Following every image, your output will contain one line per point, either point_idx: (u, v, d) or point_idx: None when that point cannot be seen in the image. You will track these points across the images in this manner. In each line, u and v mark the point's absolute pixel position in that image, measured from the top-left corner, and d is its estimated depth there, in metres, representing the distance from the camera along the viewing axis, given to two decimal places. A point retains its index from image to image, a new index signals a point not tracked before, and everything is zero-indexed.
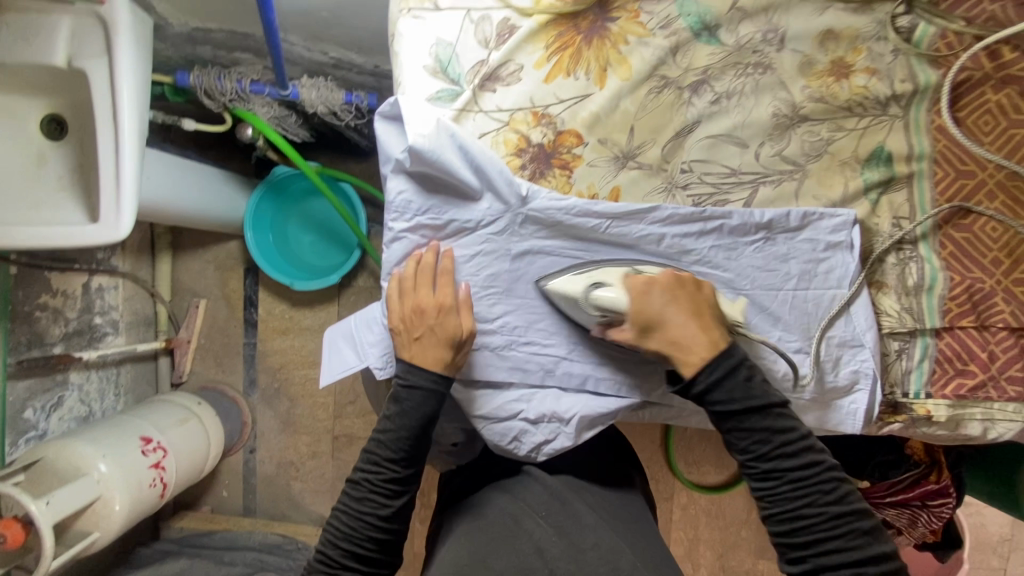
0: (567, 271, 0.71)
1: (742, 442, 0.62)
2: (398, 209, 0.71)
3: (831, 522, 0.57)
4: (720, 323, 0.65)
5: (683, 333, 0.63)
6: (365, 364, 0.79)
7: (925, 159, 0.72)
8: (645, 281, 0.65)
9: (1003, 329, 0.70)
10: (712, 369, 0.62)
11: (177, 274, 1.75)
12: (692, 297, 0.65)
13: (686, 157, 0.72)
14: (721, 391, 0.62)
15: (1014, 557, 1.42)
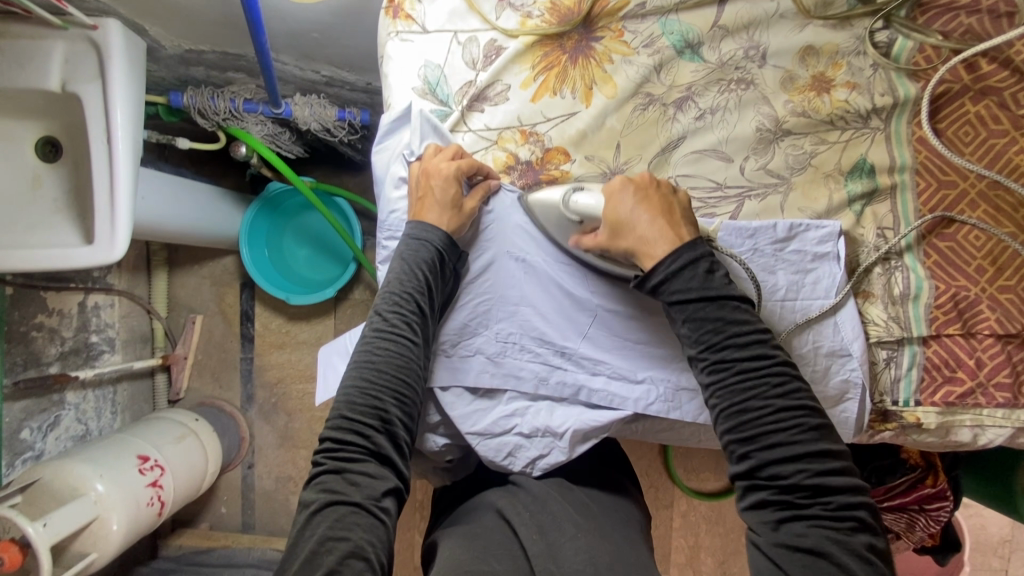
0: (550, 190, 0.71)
1: (695, 333, 0.59)
2: (391, 229, 0.73)
3: (780, 417, 0.55)
4: (687, 220, 0.63)
5: (648, 233, 0.62)
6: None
7: (907, 170, 0.73)
8: (621, 183, 0.64)
9: (990, 335, 0.71)
10: (671, 262, 0.60)
11: (173, 290, 1.76)
12: (662, 197, 0.63)
13: (672, 172, 0.73)
14: (679, 282, 0.60)
15: (1015, 558, 1.42)
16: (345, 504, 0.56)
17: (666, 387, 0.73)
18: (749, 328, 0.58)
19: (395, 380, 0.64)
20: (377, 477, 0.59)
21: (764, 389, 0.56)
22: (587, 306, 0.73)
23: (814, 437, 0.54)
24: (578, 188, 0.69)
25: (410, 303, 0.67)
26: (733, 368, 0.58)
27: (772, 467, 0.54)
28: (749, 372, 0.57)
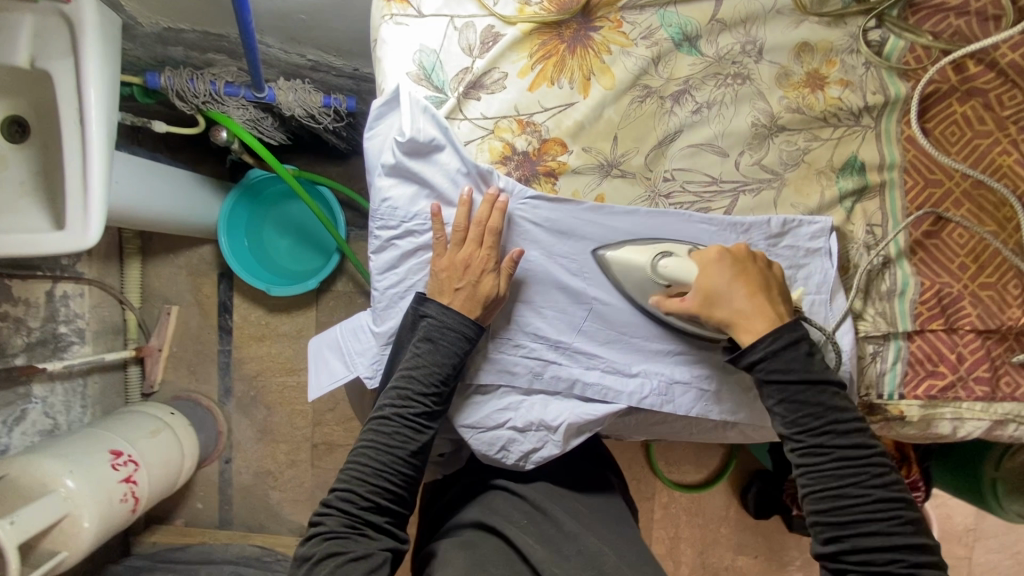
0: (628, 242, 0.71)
1: (791, 415, 0.60)
2: (383, 217, 0.70)
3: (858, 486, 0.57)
4: (783, 299, 0.65)
5: (744, 307, 0.62)
6: (351, 372, 0.76)
7: (896, 168, 0.75)
8: (716, 253, 0.65)
9: (971, 331, 0.74)
10: (770, 342, 0.60)
11: (147, 280, 1.70)
12: (756, 271, 0.65)
13: (668, 165, 0.73)
14: (778, 362, 0.60)
15: (979, 546, 1.46)
16: (345, 557, 0.61)
17: (660, 380, 0.74)
18: (850, 418, 0.59)
19: (408, 464, 0.67)
20: (378, 541, 0.64)
21: (863, 479, 0.57)
22: (585, 299, 0.72)
23: (910, 532, 0.55)
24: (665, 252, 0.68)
25: (433, 377, 0.68)
26: (832, 456, 0.58)
27: (864, 556, 0.55)
28: (846, 462, 0.58)
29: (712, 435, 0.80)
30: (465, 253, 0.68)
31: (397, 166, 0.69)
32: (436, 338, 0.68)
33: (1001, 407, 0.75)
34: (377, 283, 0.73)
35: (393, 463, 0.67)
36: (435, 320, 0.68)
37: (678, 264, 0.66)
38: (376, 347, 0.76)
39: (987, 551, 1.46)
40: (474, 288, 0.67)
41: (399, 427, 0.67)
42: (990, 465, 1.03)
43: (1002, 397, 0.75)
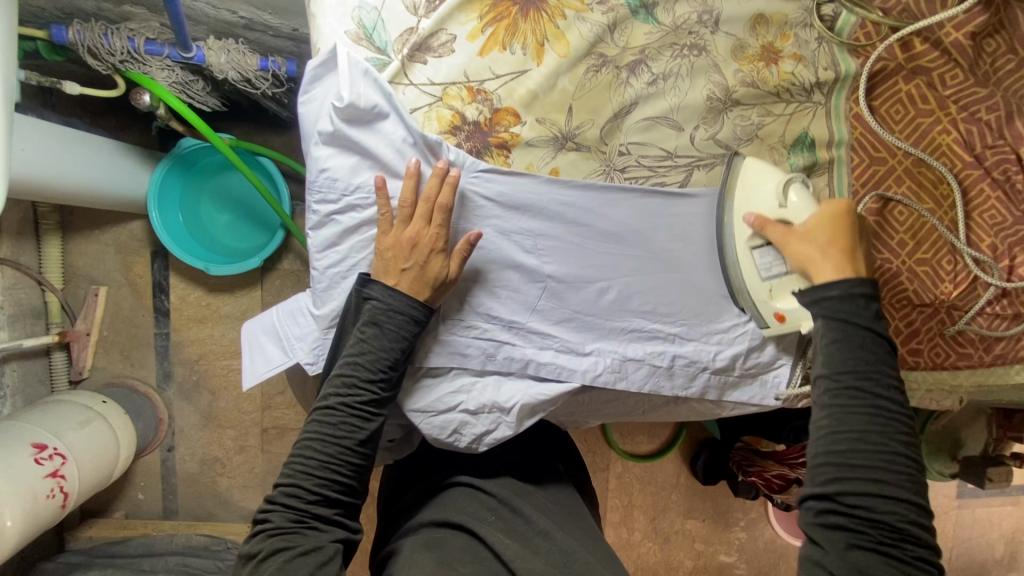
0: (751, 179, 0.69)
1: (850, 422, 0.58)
2: (321, 189, 0.65)
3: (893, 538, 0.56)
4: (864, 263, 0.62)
5: (833, 256, 0.61)
6: (289, 359, 0.71)
7: (844, 146, 0.76)
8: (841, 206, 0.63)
9: (906, 305, 0.77)
10: (847, 287, 0.59)
11: (69, 258, 1.56)
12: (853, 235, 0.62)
13: (623, 139, 0.71)
14: (847, 347, 0.58)
15: None
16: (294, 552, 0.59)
17: (614, 359, 0.73)
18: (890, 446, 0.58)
19: (356, 454, 0.65)
20: (328, 532, 0.62)
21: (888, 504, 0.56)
22: (540, 277, 0.70)
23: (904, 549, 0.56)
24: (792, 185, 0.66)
25: (379, 363, 0.65)
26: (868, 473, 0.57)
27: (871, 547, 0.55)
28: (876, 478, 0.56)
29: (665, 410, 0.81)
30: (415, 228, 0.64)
31: (336, 134, 0.64)
32: (382, 321, 0.64)
33: (932, 376, 0.80)
34: (316, 262, 0.68)
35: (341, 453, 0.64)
36: (379, 303, 0.64)
37: (805, 195, 0.64)
38: (316, 332, 0.72)
39: None
40: (424, 269, 0.63)
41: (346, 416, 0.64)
42: None
43: (932, 366, 0.80)
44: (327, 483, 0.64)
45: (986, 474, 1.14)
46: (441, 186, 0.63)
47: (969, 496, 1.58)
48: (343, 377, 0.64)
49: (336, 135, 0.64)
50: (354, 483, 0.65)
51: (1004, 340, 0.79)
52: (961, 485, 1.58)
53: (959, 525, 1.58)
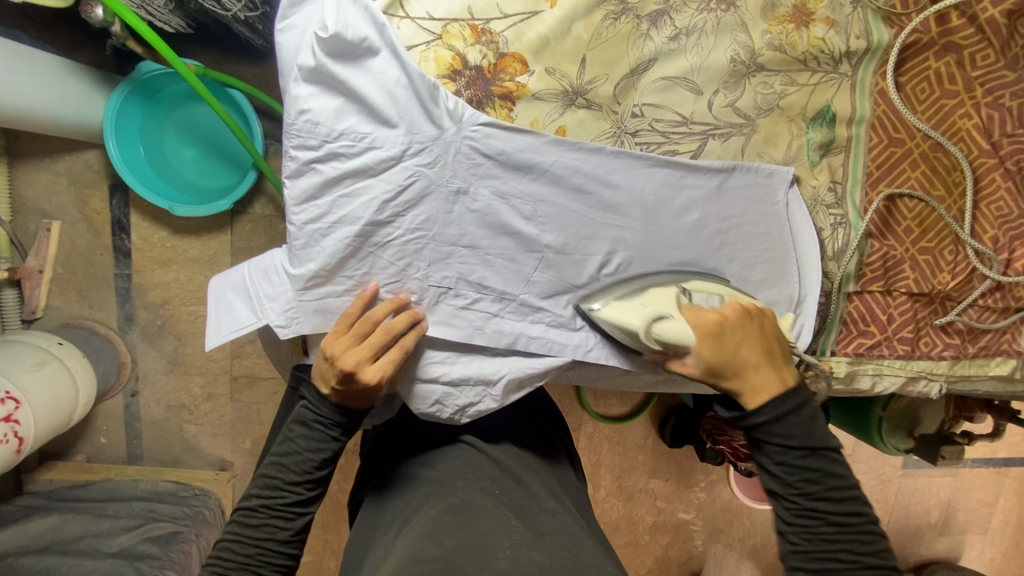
0: (614, 290, 0.67)
1: (789, 477, 0.58)
2: (300, 132, 0.57)
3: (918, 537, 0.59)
4: (784, 357, 0.62)
5: (754, 377, 0.60)
6: (257, 321, 0.64)
7: (864, 124, 0.72)
8: (715, 320, 0.61)
9: (903, 293, 0.76)
10: (776, 404, 0.59)
11: (17, 188, 1.45)
12: (758, 330, 0.62)
13: (638, 99, 0.65)
14: (780, 426, 0.59)
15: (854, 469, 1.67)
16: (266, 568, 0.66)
17: (608, 335, 0.70)
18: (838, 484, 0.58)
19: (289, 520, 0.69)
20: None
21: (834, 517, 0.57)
22: (537, 245, 0.65)
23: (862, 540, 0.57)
24: (657, 314, 0.63)
25: (314, 445, 0.70)
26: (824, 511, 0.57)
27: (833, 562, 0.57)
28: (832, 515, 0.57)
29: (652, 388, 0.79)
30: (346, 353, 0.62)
31: (319, 69, 0.56)
32: (315, 421, 0.70)
33: (917, 365, 0.80)
34: (293, 216, 0.60)
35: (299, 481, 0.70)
36: (309, 404, 0.70)
37: (671, 330, 0.61)
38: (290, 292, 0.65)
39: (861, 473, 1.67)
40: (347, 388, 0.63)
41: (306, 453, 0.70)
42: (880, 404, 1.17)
43: (920, 355, 0.79)
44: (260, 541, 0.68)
45: (940, 452, 1.21)
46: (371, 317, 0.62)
47: (914, 466, 1.67)
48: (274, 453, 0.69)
49: (320, 71, 0.56)
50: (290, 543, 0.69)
51: (990, 333, 0.80)
52: (909, 457, 1.67)
53: (901, 492, 1.68)
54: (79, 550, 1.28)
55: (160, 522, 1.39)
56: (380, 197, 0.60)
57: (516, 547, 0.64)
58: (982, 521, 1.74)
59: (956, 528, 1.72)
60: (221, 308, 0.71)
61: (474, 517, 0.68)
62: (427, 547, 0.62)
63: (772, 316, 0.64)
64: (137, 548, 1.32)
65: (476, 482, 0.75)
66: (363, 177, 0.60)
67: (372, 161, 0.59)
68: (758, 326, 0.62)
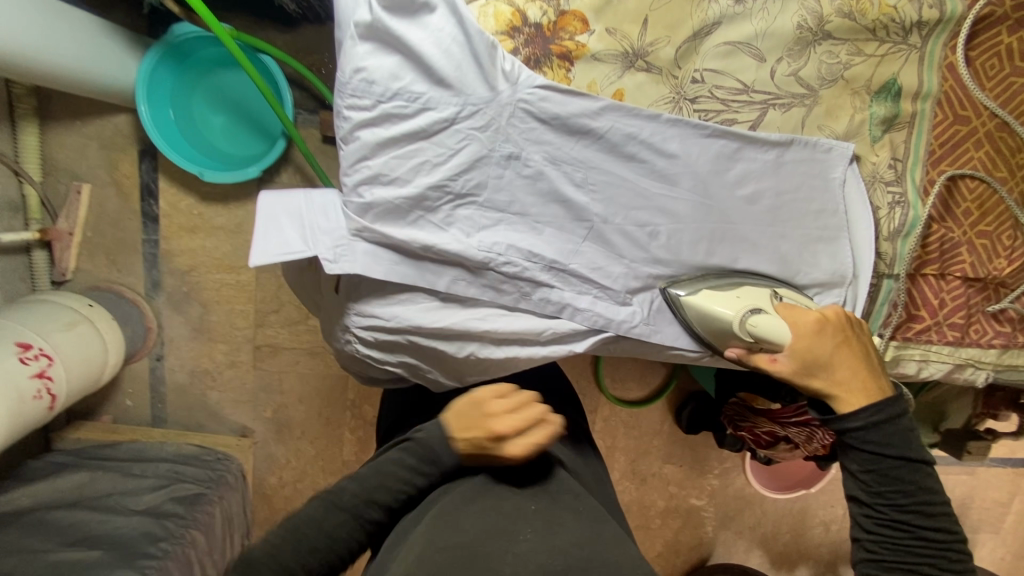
0: (698, 283, 0.68)
1: (878, 485, 0.57)
2: (356, 90, 0.54)
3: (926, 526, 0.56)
4: (882, 371, 0.62)
5: (846, 377, 0.60)
6: (308, 251, 0.57)
7: (930, 100, 0.69)
8: (814, 324, 0.61)
9: (958, 277, 0.74)
10: (875, 410, 0.58)
11: (48, 149, 1.46)
12: (854, 341, 0.62)
13: (699, 64, 0.63)
14: (877, 434, 0.58)
15: None
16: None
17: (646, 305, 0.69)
18: (925, 493, 0.57)
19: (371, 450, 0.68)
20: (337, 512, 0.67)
21: (922, 529, 0.56)
22: (587, 213, 0.64)
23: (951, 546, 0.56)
24: (754, 311, 0.63)
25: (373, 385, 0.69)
26: (910, 521, 0.56)
27: (912, 565, 0.56)
28: (916, 522, 0.56)
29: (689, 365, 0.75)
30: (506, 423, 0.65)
31: (378, 24, 0.53)
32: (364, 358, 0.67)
33: (965, 352, 0.78)
34: (345, 176, 0.58)
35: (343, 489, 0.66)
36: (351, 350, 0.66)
37: (768, 326, 0.61)
38: (344, 230, 0.59)
39: None
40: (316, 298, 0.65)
41: (381, 460, 0.66)
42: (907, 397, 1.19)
43: (968, 342, 0.78)
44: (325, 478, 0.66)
45: (968, 447, 1.18)
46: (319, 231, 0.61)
47: None
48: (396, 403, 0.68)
49: (378, 28, 0.53)
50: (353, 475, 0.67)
51: None
52: None
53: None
54: (108, 506, 1.31)
55: (184, 483, 1.42)
56: (431, 160, 0.58)
57: (538, 533, 0.60)
58: (994, 521, 1.72)
59: (969, 526, 1.71)
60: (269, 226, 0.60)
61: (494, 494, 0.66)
62: (450, 534, 0.59)
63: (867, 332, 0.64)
64: (163, 507, 1.35)
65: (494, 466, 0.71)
66: (415, 140, 0.57)
67: (425, 123, 0.56)
68: (853, 337, 0.62)
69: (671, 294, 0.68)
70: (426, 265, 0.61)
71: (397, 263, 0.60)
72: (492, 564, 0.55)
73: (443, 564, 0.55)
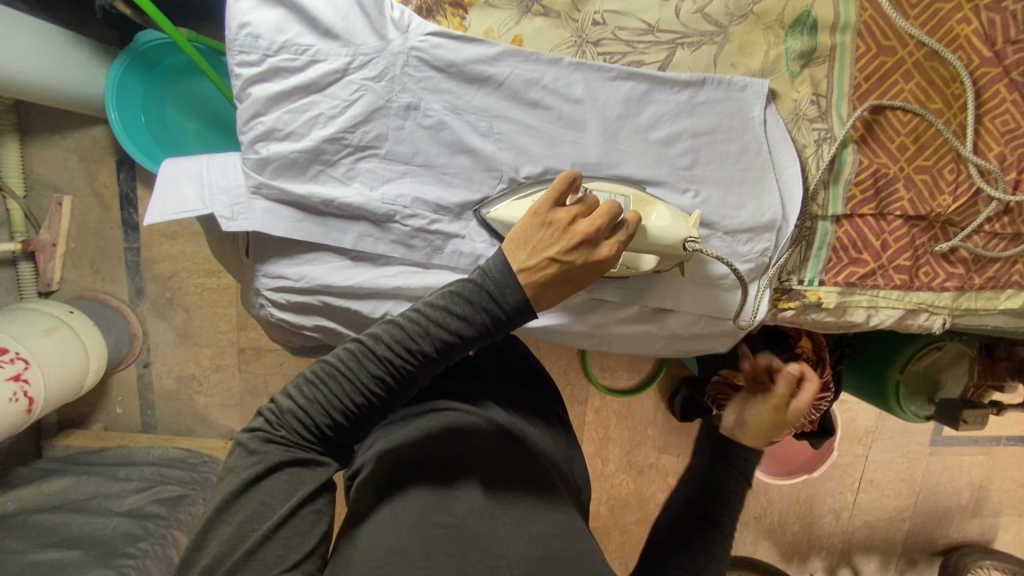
0: (508, 195, 0.63)
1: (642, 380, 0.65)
2: (242, 45, 0.55)
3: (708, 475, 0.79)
4: None
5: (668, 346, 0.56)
6: (205, 208, 0.59)
7: (850, 31, 0.66)
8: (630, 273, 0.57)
9: (899, 217, 0.71)
10: None
11: (30, 164, 1.51)
12: None
13: (599, 6, 0.62)
14: None
15: (877, 445, 1.57)
16: (239, 553, 0.52)
17: None
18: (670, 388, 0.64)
19: (368, 390, 0.55)
20: (322, 469, 0.57)
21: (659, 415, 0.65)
22: (496, 164, 0.63)
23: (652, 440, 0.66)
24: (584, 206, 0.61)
25: (432, 311, 0.55)
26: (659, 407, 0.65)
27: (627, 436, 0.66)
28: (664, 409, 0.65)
29: (601, 316, 0.74)
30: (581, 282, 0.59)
31: None
32: (453, 299, 0.55)
33: (916, 297, 0.75)
34: (242, 134, 0.58)
35: (307, 435, 0.56)
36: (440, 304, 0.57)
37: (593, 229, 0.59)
38: (243, 188, 0.60)
39: (883, 449, 1.57)
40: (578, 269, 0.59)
41: (363, 382, 0.55)
42: (897, 367, 1.11)
43: (919, 286, 0.74)
44: (317, 406, 0.55)
45: (961, 416, 1.05)
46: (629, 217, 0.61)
47: (940, 443, 1.58)
48: (407, 329, 0.55)
49: None
50: (345, 411, 0.56)
51: (999, 263, 0.74)
52: (936, 433, 1.57)
53: (928, 471, 1.58)
54: (91, 509, 1.32)
55: (168, 485, 1.42)
56: (325, 113, 0.58)
57: (519, 520, 0.63)
58: (1016, 503, 1.63)
59: (988, 509, 1.62)
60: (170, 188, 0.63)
61: (454, 492, 0.64)
62: (438, 513, 0.62)
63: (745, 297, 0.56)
64: (146, 508, 1.35)
65: (468, 450, 0.68)
66: (308, 94, 0.57)
67: (315, 76, 0.57)
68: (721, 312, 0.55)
69: (482, 216, 0.62)
70: (331, 220, 0.61)
71: (300, 217, 0.60)
72: (479, 547, 0.59)
73: (432, 544, 0.58)
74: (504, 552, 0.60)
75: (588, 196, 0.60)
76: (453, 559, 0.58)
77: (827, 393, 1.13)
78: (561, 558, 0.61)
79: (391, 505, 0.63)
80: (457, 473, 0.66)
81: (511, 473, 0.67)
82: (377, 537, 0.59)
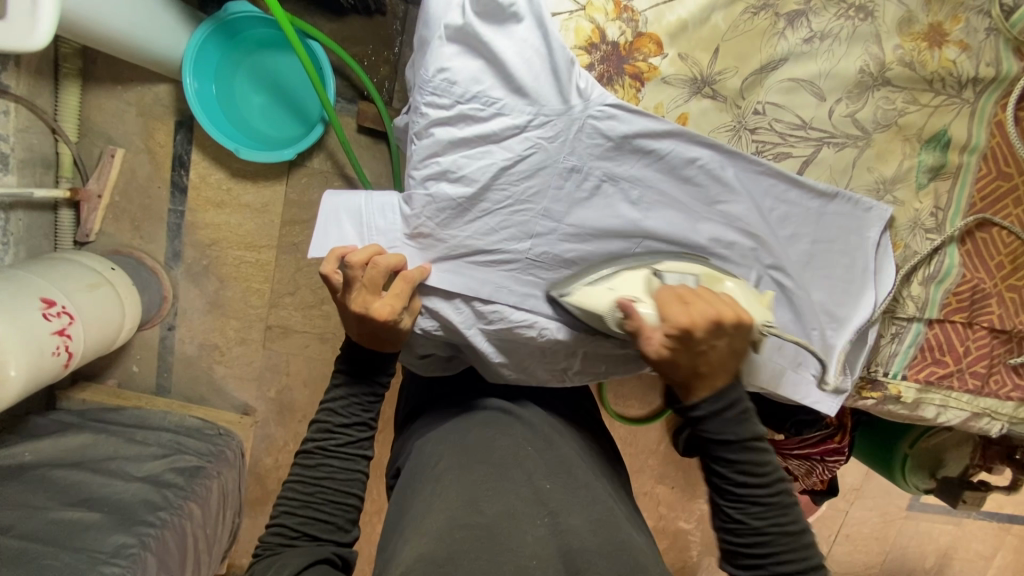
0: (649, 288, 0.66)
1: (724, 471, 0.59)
2: (438, 89, 0.57)
3: (809, 560, 0.57)
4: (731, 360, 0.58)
5: (714, 364, 0.57)
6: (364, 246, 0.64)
7: (976, 153, 0.70)
8: (669, 304, 0.56)
9: (985, 328, 0.75)
10: (724, 425, 0.58)
11: (87, 111, 1.43)
12: (728, 340, 0.56)
13: (762, 97, 0.66)
14: (717, 423, 0.58)
15: (858, 503, 1.64)
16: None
17: None
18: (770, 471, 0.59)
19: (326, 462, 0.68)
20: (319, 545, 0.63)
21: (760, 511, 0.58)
22: (636, 228, 0.66)
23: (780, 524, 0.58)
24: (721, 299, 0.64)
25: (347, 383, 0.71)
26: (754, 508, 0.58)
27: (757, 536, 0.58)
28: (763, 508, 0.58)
29: None
30: (722, 354, 0.57)
31: (467, 27, 0.56)
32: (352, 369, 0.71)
33: (983, 402, 0.78)
34: (414, 170, 0.61)
35: (295, 532, 0.63)
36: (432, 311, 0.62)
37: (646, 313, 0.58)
38: (400, 233, 0.65)
39: (861, 507, 1.64)
40: (689, 370, 0.57)
41: (321, 460, 0.68)
42: (907, 441, 1.11)
43: (988, 392, 0.78)
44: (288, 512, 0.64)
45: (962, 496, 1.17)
46: (667, 294, 0.58)
47: (917, 508, 1.65)
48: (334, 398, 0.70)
49: (468, 31, 0.56)
50: (318, 490, 0.66)
51: None
52: (913, 499, 1.64)
53: (900, 533, 1.65)
54: (109, 470, 1.22)
55: (186, 455, 1.33)
56: (499, 164, 0.60)
57: (554, 513, 0.60)
58: None
59: None
60: (327, 223, 0.67)
61: (486, 494, 0.61)
62: (470, 514, 0.58)
63: (708, 313, 0.55)
64: (163, 476, 1.26)
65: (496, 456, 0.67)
66: (485, 143, 0.60)
67: (497, 128, 0.59)
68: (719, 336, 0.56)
69: None
70: (475, 263, 0.65)
71: (447, 267, 0.65)
72: (510, 548, 0.56)
73: (460, 545, 0.55)
74: (533, 548, 0.56)
75: (389, 254, 0.62)
76: (480, 560, 0.54)
77: (841, 458, 1.09)
78: (599, 551, 0.57)
79: (425, 508, 0.61)
80: (485, 478, 0.63)
81: (543, 481, 0.64)
82: (412, 539, 0.56)
